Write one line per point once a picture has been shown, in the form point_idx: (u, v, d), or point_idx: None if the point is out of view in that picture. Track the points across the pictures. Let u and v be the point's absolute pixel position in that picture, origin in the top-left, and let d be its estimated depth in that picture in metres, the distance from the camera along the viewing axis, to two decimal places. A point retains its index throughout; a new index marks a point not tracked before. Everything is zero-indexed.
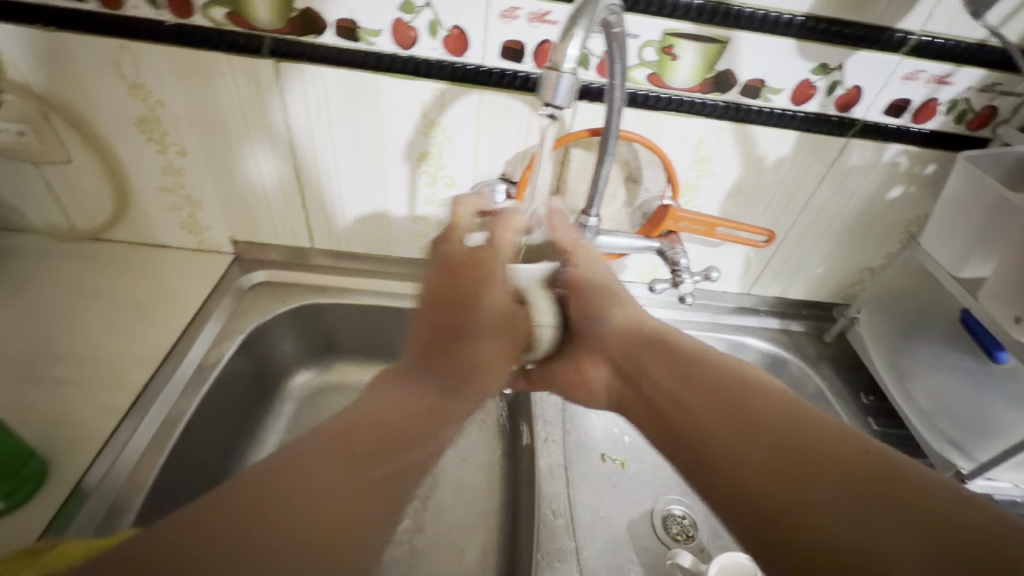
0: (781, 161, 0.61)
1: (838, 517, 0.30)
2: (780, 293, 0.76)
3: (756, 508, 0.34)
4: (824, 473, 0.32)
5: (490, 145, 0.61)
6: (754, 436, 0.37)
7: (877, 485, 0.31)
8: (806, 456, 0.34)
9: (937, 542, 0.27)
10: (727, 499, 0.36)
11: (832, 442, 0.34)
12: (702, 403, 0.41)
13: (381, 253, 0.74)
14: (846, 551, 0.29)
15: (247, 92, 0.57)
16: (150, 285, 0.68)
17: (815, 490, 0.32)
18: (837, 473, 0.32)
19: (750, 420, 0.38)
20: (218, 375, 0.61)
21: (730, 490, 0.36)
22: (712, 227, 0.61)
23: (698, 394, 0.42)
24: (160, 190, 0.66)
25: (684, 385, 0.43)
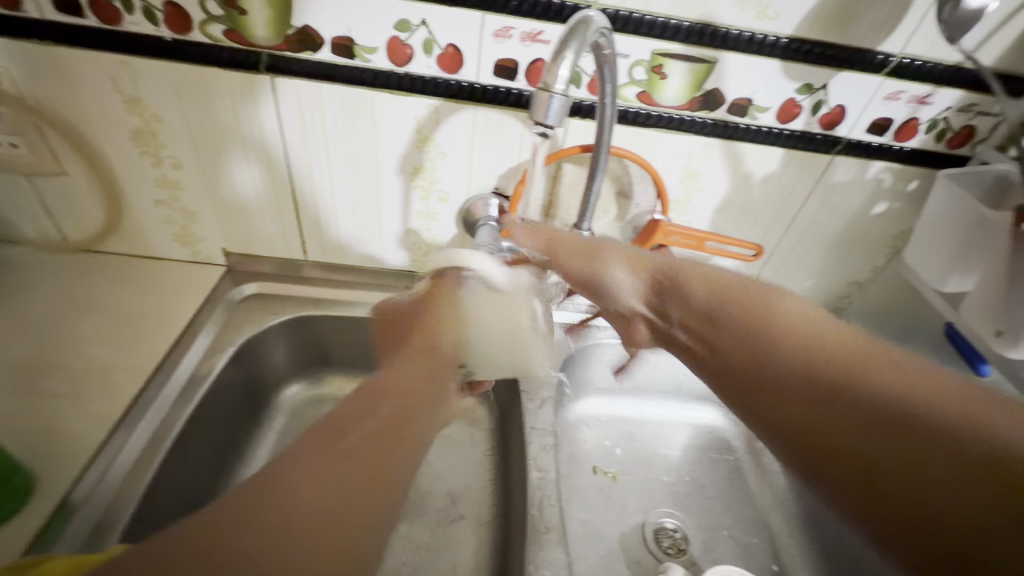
0: (768, 177, 0.62)
1: (916, 458, 0.27)
2: None
3: (793, 426, 0.32)
4: (882, 436, 0.28)
5: (483, 160, 0.61)
6: (825, 394, 0.31)
7: (927, 441, 0.27)
8: (873, 380, 0.30)
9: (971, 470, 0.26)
10: (735, 380, 0.36)
11: (888, 372, 0.30)
12: (752, 367, 0.35)
13: (374, 265, 0.74)
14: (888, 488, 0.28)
15: (243, 107, 0.57)
16: (142, 297, 0.68)
17: (865, 436, 0.29)
18: (920, 444, 0.27)
19: (784, 372, 0.33)
20: (208, 388, 0.61)
21: (793, 431, 0.32)
22: (702, 241, 0.62)
23: (696, 296, 0.40)
24: (154, 202, 0.66)
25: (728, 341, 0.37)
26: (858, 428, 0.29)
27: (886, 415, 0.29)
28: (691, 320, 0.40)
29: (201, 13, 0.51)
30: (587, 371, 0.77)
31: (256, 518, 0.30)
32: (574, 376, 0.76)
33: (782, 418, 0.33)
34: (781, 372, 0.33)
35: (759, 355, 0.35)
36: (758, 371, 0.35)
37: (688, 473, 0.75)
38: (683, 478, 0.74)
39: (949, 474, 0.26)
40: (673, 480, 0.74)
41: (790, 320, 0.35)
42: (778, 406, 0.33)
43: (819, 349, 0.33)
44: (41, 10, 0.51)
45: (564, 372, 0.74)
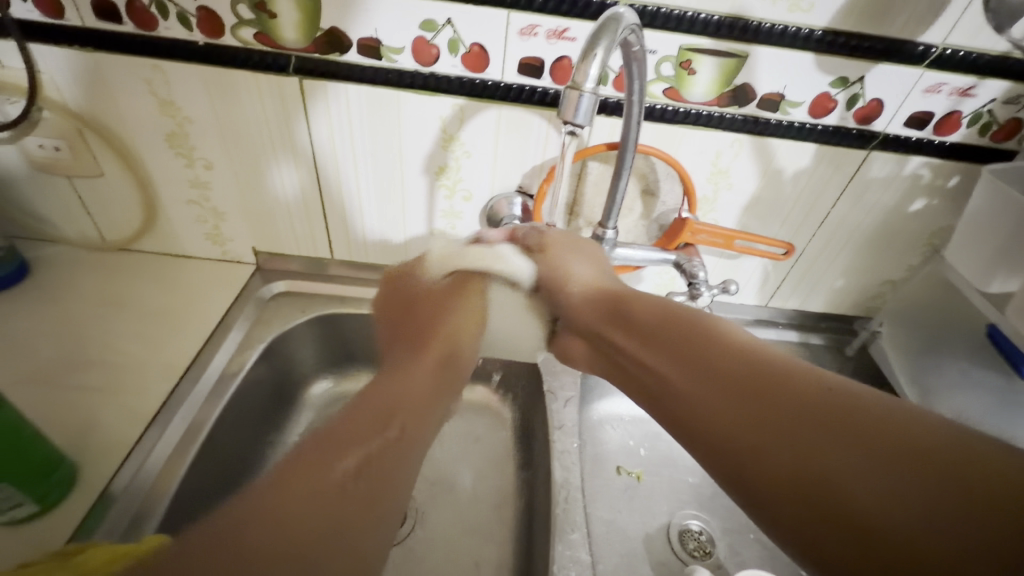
0: (800, 173, 0.60)
1: (837, 478, 0.28)
2: (799, 306, 0.75)
3: (734, 464, 0.33)
4: (821, 436, 0.30)
5: (507, 158, 0.61)
6: (754, 394, 0.34)
7: (874, 445, 0.28)
8: (804, 391, 0.32)
9: (928, 479, 0.26)
10: (693, 432, 0.36)
11: (803, 386, 0.33)
12: (690, 372, 0.37)
13: (398, 263, 0.75)
14: (854, 518, 0.27)
15: (272, 108, 0.58)
16: (176, 294, 0.70)
17: (777, 437, 0.31)
18: (853, 442, 0.29)
19: (725, 365, 0.36)
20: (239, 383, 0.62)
21: (718, 449, 0.34)
22: (730, 240, 0.61)
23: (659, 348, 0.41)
24: (186, 202, 0.68)
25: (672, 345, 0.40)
26: (793, 436, 0.31)
27: (838, 429, 0.30)
28: (640, 363, 0.42)
29: (233, 17, 0.52)
30: None
31: (295, 492, 0.34)
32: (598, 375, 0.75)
33: (707, 440, 0.35)
34: (698, 401, 0.36)
35: (663, 389, 0.39)
36: (655, 389, 0.40)
37: None
38: (709, 480, 0.73)
39: (895, 490, 0.26)
40: (698, 481, 0.73)
41: (727, 341, 0.38)
42: (723, 450, 0.34)
43: (753, 379, 0.34)
44: (82, 17, 0.53)
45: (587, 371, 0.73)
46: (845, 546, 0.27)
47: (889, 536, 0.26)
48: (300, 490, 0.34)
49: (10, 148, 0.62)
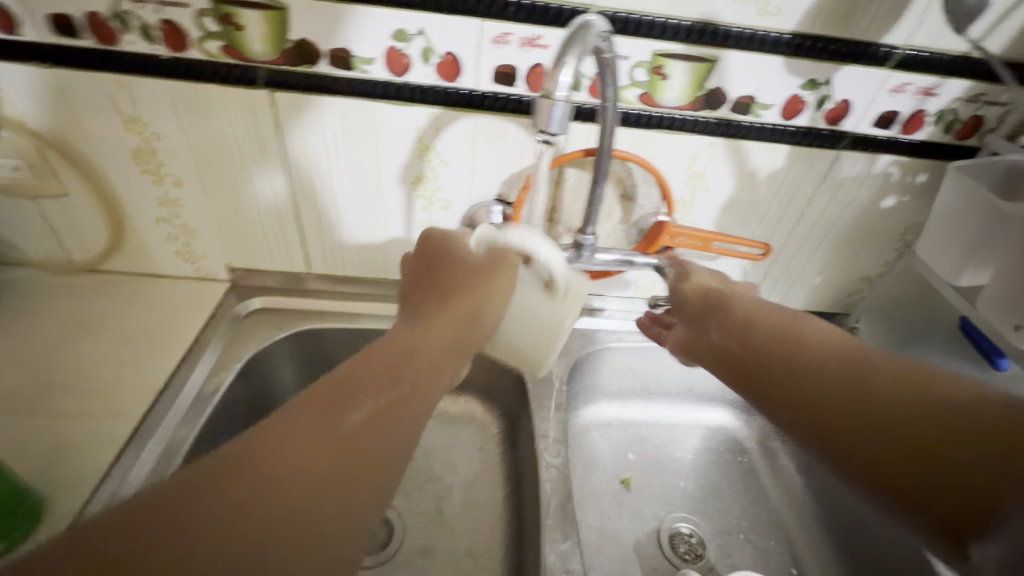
0: (774, 174, 0.61)
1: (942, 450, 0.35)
2: (779, 304, 0.76)
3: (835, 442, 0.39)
4: (886, 399, 0.38)
5: (485, 166, 0.61)
6: (853, 390, 0.39)
7: (933, 412, 0.36)
8: (895, 395, 0.38)
9: (943, 423, 0.35)
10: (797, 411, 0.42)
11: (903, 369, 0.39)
12: (786, 367, 0.44)
13: (378, 275, 0.73)
14: (919, 452, 0.36)
15: (242, 121, 0.57)
16: (147, 315, 0.68)
17: (852, 403, 0.39)
18: (958, 426, 0.34)
19: (828, 366, 0.41)
20: (217, 404, 0.60)
21: (817, 417, 0.41)
22: (709, 242, 0.61)
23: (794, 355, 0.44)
24: (157, 220, 0.66)
25: (765, 354, 0.45)
26: (866, 399, 0.39)
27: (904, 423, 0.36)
28: (752, 366, 0.46)
29: (199, 31, 0.51)
30: (597, 376, 0.76)
31: (266, 448, 0.29)
32: (584, 381, 0.75)
33: (885, 446, 0.37)
34: (824, 395, 0.41)
35: (781, 369, 0.44)
36: (787, 384, 0.43)
37: (701, 476, 0.74)
38: (697, 482, 0.73)
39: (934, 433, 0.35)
40: (687, 484, 0.73)
41: (807, 334, 0.45)
42: (811, 417, 0.41)
43: (844, 384, 0.40)
44: (39, 32, 0.51)
45: (573, 378, 0.73)
46: (905, 483, 0.36)
47: (932, 457, 0.35)
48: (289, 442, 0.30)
49: None
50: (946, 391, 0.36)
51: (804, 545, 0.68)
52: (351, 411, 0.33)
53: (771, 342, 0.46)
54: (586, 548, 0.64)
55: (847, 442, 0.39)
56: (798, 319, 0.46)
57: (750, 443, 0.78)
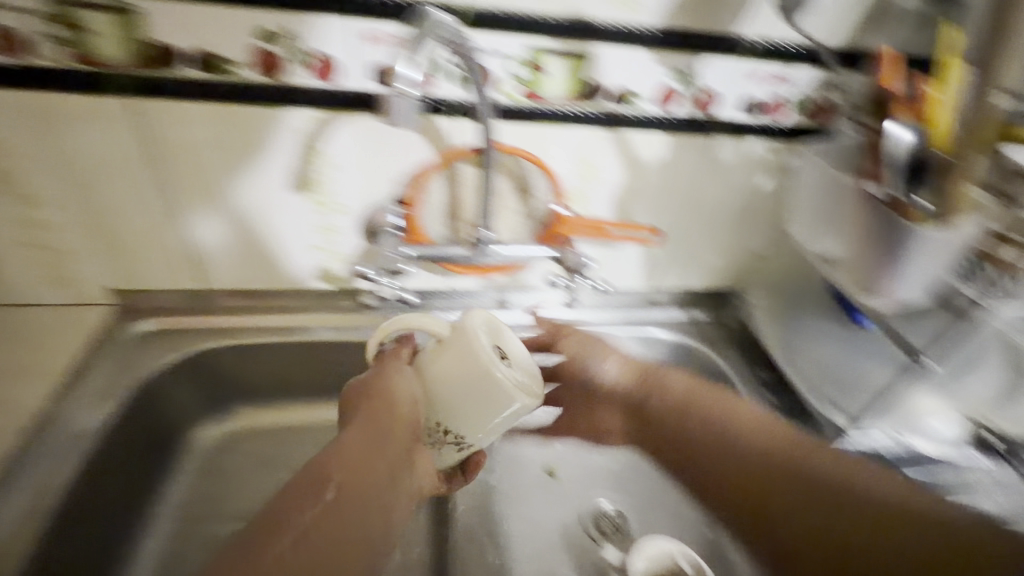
0: (662, 162, 0.64)
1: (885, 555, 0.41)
2: (683, 286, 0.80)
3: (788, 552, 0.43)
4: (814, 506, 0.44)
5: (377, 167, 0.60)
6: (777, 476, 0.46)
7: (847, 511, 0.43)
8: (818, 479, 0.45)
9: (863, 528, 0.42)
10: (739, 499, 0.47)
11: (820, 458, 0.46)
12: (718, 462, 0.49)
13: (282, 285, 0.70)
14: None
15: (109, 132, 0.55)
16: (18, 348, 0.62)
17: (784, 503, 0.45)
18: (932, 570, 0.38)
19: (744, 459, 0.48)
20: (100, 436, 0.56)
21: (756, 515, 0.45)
22: (602, 228, 0.65)
23: (722, 460, 0.49)
24: (22, 243, 0.61)
25: (690, 409, 0.52)
26: (803, 499, 0.44)
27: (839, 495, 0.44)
28: (676, 433, 0.52)
29: (41, 36, 0.50)
30: None
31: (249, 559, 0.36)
32: None
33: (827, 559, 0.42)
34: (743, 473, 0.47)
35: (698, 451, 0.50)
36: (711, 473, 0.49)
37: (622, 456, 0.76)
38: (619, 461, 0.76)
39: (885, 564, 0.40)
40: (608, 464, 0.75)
41: (743, 418, 0.50)
42: (761, 541, 0.45)
43: (748, 442, 0.49)
44: None
45: None
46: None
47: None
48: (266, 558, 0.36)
49: None
50: (829, 468, 0.45)
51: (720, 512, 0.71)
52: (303, 510, 0.39)
53: (693, 408, 0.52)
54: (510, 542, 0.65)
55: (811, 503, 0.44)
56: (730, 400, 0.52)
57: None
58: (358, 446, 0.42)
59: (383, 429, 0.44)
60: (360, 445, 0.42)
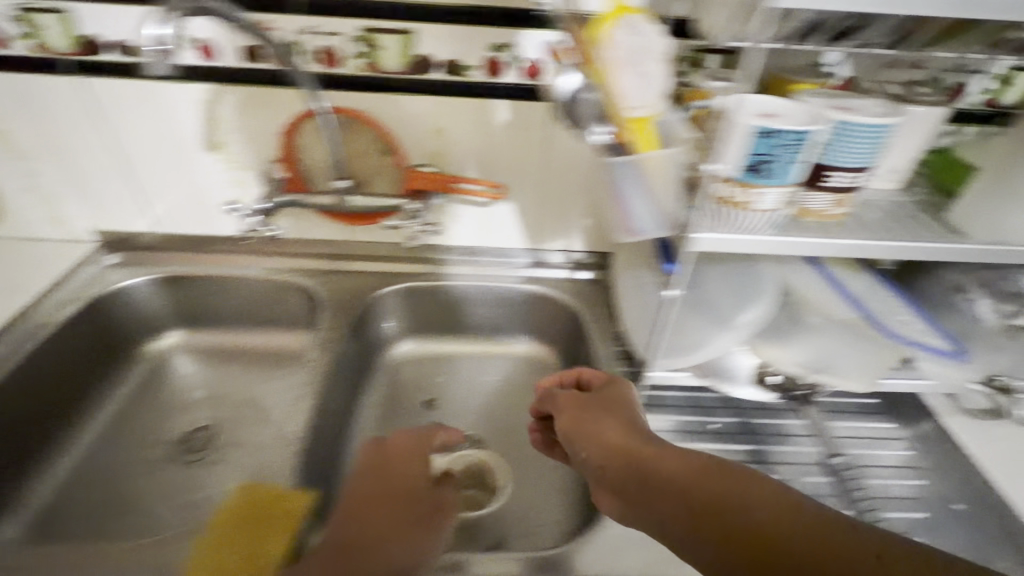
0: (505, 125, 0.74)
1: None
2: (564, 248, 0.89)
3: None
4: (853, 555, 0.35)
5: (263, 133, 0.75)
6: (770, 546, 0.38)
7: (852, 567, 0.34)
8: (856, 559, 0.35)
9: None
10: (709, 521, 0.41)
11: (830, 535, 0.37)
12: (663, 492, 0.45)
13: (211, 233, 0.87)
14: None
15: (72, 114, 0.74)
16: (22, 265, 0.84)
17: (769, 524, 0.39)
18: None
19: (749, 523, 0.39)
20: (42, 343, 0.73)
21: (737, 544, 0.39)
22: (447, 184, 0.75)
23: (665, 488, 0.45)
24: (23, 192, 0.82)
25: (653, 481, 0.46)
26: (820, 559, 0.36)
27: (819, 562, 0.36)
28: (636, 479, 0.47)
29: (16, 32, 0.68)
30: (400, 314, 0.88)
31: (307, 566, 0.50)
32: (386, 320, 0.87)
33: None
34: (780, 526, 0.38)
35: (654, 472, 0.46)
36: (679, 484, 0.44)
37: (499, 398, 0.87)
38: (493, 403, 0.86)
39: None
40: (484, 403, 0.86)
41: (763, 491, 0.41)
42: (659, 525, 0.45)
43: (721, 487, 0.42)
44: None
45: (370, 319, 0.85)
46: None
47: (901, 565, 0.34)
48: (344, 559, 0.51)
49: None
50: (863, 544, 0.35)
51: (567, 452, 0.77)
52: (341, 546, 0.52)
53: (636, 473, 0.47)
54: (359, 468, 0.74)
55: (697, 526, 0.41)
56: (749, 477, 0.43)
57: (551, 371, 0.90)
58: (385, 515, 0.55)
59: (396, 485, 0.59)
60: (384, 513, 0.56)
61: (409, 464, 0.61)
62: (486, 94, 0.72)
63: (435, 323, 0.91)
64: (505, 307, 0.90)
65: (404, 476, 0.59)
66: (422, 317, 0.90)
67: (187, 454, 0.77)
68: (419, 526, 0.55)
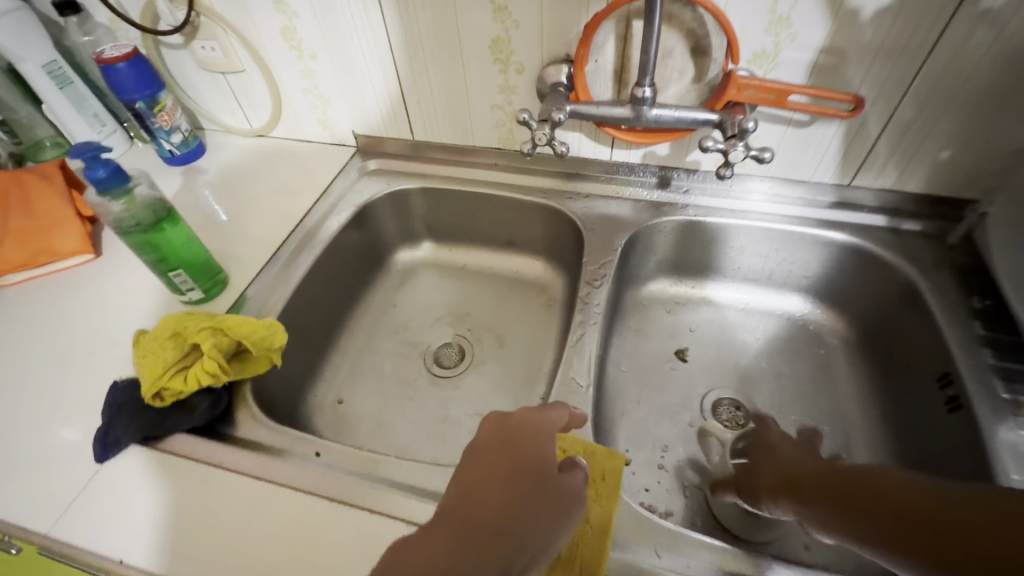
0: (882, 13, 0.53)
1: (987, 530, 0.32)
2: (890, 186, 0.68)
3: None
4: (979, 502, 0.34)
5: (552, 27, 0.64)
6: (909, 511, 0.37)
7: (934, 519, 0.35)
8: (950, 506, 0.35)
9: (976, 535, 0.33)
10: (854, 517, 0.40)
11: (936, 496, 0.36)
12: (814, 491, 0.45)
13: (465, 142, 0.83)
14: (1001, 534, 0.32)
15: (357, 8, 0.70)
16: (298, 164, 0.88)
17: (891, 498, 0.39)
18: None
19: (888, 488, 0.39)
20: (326, 245, 0.77)
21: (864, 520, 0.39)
22: (782, 94, 0.57)
23: (808, 492, 0.45)
24: (302, 91, 0.84)
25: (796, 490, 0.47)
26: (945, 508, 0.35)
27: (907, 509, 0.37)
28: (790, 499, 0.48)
29: None
30: (657, 250, 0.78)
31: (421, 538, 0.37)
32: (641, 255, 0.77)
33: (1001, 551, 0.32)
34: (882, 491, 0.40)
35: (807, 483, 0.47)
36: (814, 486, 0.45)
37: (765, 361, 0.74)
38: (757, 365, 0.74)
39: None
40: (746, 364, 0.74)
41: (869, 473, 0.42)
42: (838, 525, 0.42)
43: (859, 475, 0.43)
44: None
45: (629, 253, 0.75)
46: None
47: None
48: (469, 538, 0.37)
49: (187, 53, 0.83)
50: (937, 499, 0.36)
51: (861, 436, 0.65)
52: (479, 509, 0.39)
53: (791, 485, 0.48)
54: (615, 413, 0.70)
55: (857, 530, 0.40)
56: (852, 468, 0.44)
57: (833, 338, 0.74)
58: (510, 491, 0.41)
59: (506, 459, 0.43)
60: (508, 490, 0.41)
61: (546, 435, 0.46)
62: None
63: (694, 264, 0.79)
64: (786, 256, 0.74)
65: (527, 460, 0.43)
66: (681, 256, 0.78)
67: (441, 369, 0.79)
68: (536, 510, 0.40)
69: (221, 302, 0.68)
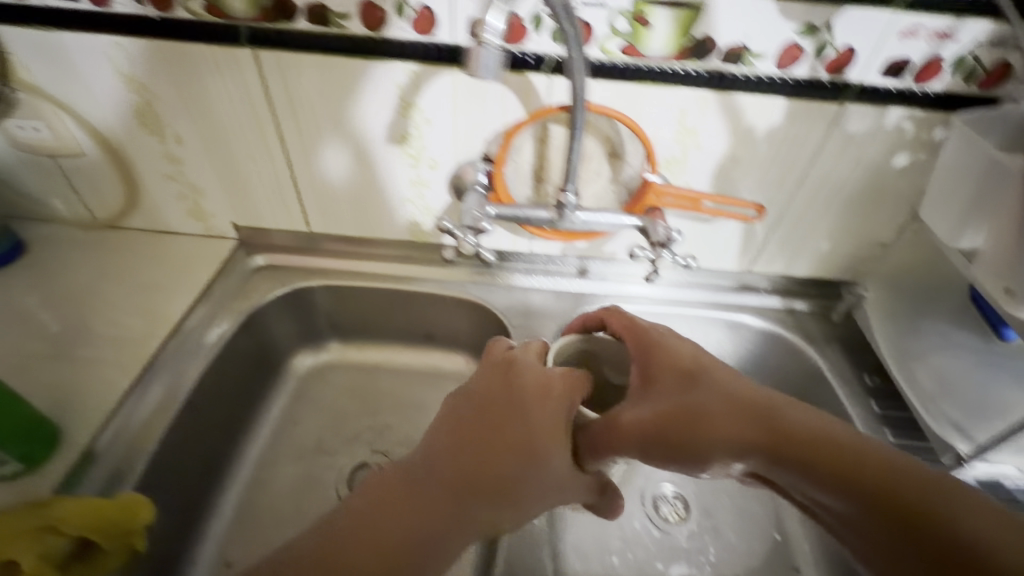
0: (773, 130, 0.59)
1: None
2: (784, 272, 0.74)
3: None
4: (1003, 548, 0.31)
5: (467, 126, 0.61)
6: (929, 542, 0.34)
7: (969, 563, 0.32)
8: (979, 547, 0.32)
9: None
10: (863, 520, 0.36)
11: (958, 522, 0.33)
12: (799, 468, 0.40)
13: (371, 233, 0.75)
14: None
15: (239, 94, 0.61)
16: (160, 262, 0.73)
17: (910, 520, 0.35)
18: None
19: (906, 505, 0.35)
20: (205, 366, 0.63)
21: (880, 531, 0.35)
22: (697, 202, 0.60)
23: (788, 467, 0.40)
24: (166, 177, 0.70)
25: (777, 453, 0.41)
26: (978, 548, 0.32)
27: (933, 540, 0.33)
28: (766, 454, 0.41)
29: None
30: None
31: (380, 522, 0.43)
32: None
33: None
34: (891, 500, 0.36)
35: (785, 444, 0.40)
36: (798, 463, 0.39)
37: None
38: None
39: None
40: None
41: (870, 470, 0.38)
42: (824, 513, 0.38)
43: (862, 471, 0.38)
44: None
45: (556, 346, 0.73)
46: None
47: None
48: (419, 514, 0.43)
49: None
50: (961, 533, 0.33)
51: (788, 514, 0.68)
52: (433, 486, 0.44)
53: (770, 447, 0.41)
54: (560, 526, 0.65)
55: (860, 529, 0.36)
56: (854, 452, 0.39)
57: None
58: (462, 464, 0.45)
59: (470, 427, 0.47)
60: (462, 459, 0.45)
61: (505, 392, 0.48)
62: (765, 90, 0.56)
63: None
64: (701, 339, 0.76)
65: (502, 455, 0.45)
66: None
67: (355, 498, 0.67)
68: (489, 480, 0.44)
69: (54, 467, 0.51)
